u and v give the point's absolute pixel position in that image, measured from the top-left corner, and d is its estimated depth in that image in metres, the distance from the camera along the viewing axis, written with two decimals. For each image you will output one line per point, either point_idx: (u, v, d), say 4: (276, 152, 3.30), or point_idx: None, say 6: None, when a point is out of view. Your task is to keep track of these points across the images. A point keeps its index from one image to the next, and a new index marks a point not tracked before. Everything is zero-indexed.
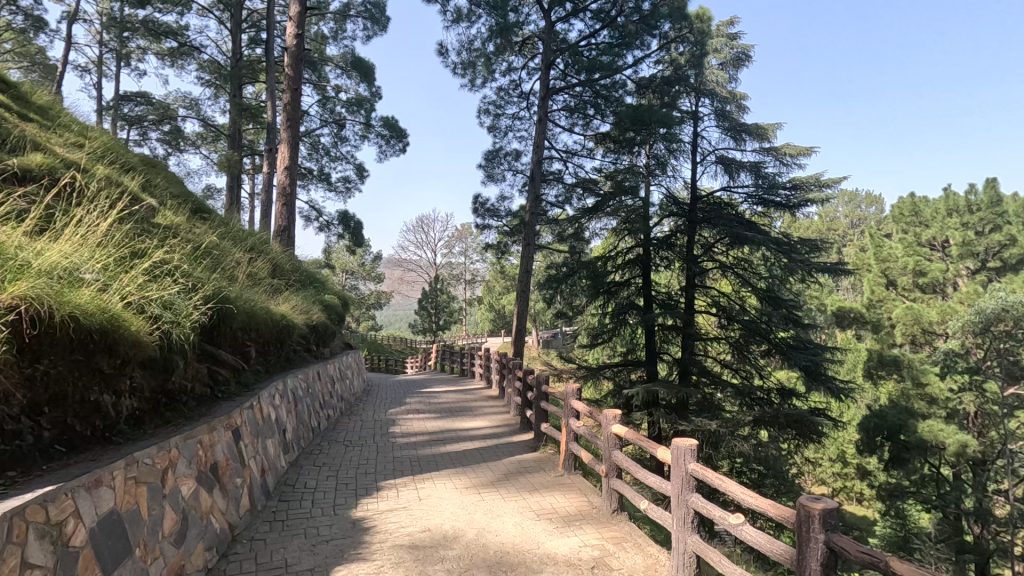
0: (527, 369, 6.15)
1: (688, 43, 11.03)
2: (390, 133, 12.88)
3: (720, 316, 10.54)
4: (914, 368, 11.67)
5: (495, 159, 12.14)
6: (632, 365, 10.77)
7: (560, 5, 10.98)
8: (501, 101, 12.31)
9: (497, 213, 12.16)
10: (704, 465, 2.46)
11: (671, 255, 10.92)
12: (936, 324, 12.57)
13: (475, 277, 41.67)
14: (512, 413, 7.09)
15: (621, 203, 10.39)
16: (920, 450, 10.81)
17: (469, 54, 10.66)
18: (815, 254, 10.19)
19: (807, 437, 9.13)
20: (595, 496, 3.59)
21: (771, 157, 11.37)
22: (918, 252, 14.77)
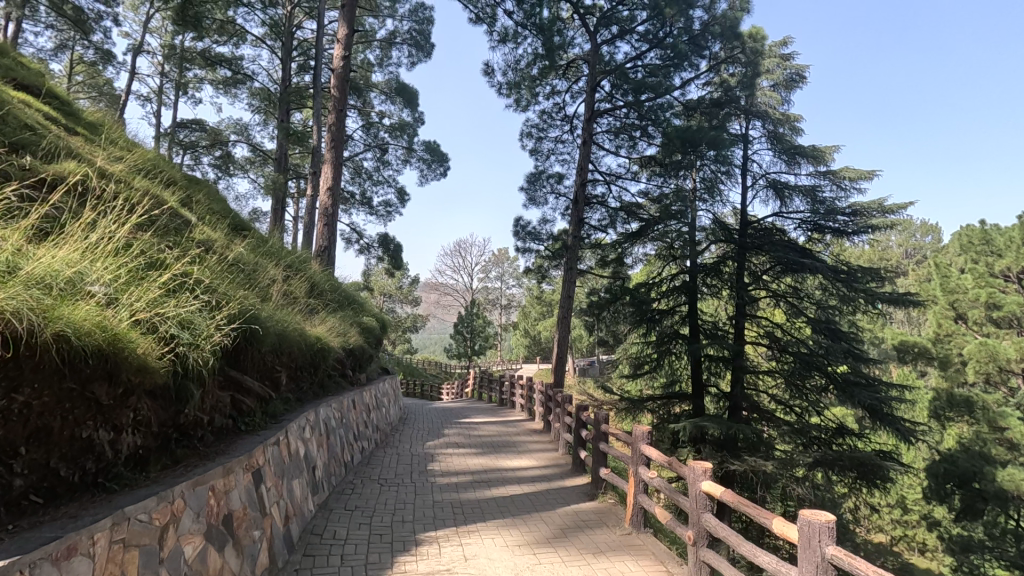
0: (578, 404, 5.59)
1: (739, 64, 10.42)
2: (432, 157, 12.70)
3: (772, 348, 9.69)
4: (989, 410, 10.50)
5: (538, 181, 11.75)
6: (676, 399, 10.00)
7: (606, 27, 10.65)
8: (543, 124, 12.00)
9: (539, 236, 11.73)
10: (847, 550, 1.94)
11: (720, 283, 10.19)
12: (1015, 362, 11.26)
13: (511, 303, 41.25)
14: (561, 452, 6.49)
15: (668, 228, 9.79)
16: (999, 502, 9.49)
17: (515, 75, 10.40)
18: (880, 284, 9.27)
19: (869, 480, 8.07)
20: (676, 566, 3.00)
21: (828, 181, 10.58)
22: (991, 284, 13.57)
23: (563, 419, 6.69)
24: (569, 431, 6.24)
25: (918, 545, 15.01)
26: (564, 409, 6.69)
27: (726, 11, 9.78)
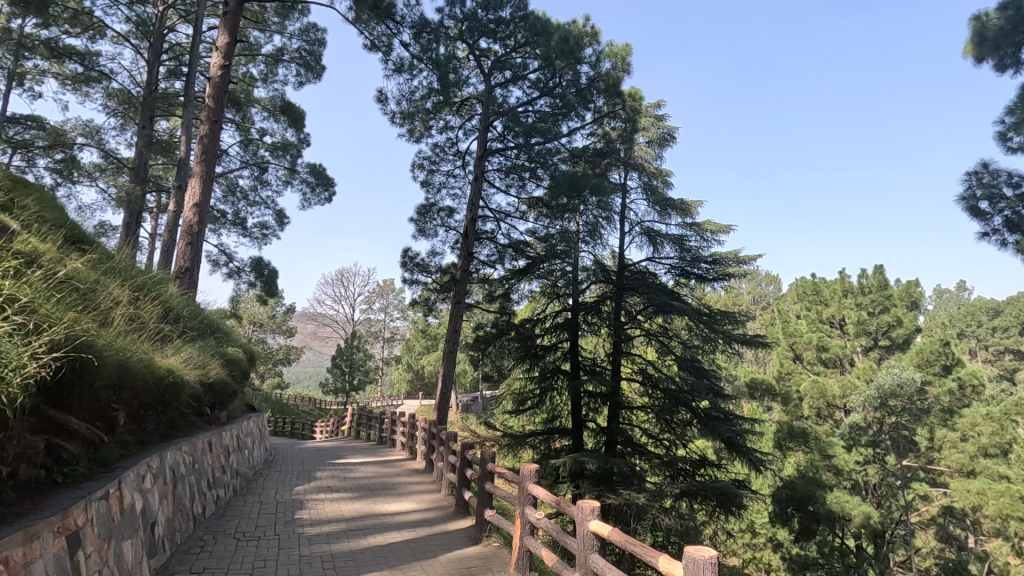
0: (464, 441, 5.43)
1: (620, 120, 11.22)
2: (316, 180, 12.08)
3: (645, 385, 10.24)
4: (820, 440, 11.91)
5: (427, 213, 11.62)
6: (556, 434, 10.14)
7: (500, 71, 11.00)
8: (435, 157, 11.98)
9: (426, 269, 11.52)
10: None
11: (599, 320, 10.67)
12: (839, 397, 13.02)
13: (394, 336, 39.95)
14: (445, 494, 6.22)
15: (552, 267, 10.09)
16: (829, 522, 10.73)
17: (409, 106, 10.31)
18: (735, 325, 10.23)
19: (727, 507, 8.61)
20: None
21: (693, 232, 11.67)
22: (821, 328, 15.62)
23: (446, 457, 6.44)
24: (452, 471, 6.02)
25: (764, 565, 16.37)
26: (448, 447, 6.45)
27: (609, 70, 10.54)
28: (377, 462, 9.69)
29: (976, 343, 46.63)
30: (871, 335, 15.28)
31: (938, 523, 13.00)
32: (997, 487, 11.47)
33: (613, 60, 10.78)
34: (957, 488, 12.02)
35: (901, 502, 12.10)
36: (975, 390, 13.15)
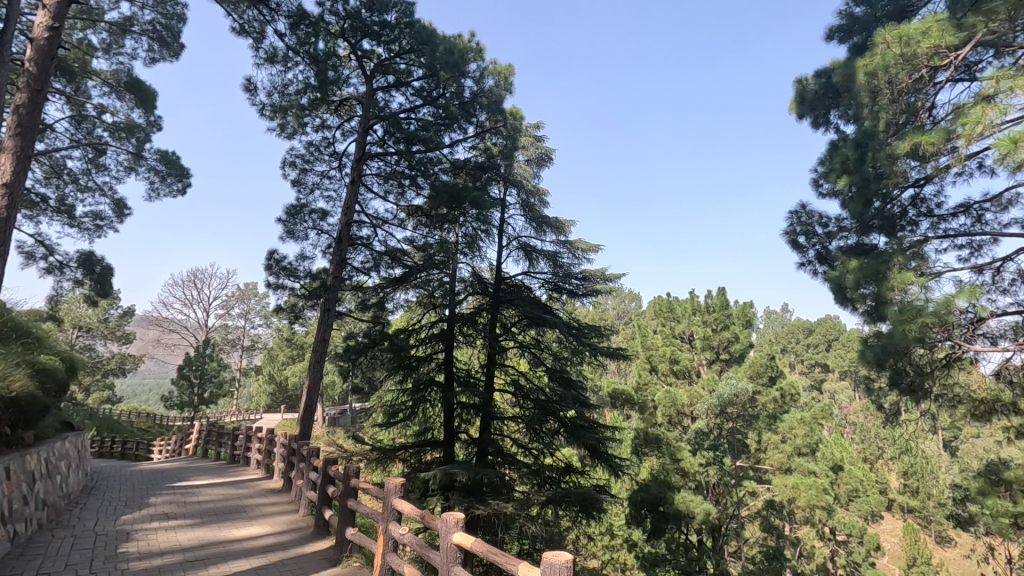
0: (326, 457, 5.13)
1: (501, 136, 11.50)
2: (168, 169, 10.81)
3: (516, 395, 10.47)
4: (671, 445, 13.04)
5: (297, 215, 10.91)
6: (428, 446, 9.97)
7: (382, 75, 10.74)
8: (309, 156, 11.33)
9: (294, 273, 10.79)
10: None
11: (474, 332, 10.74)
12: (687, 405, 14.38)
13: (255, 344, 36.83)
14: (303, 514, 5.81)
15: (430, 276, 9.97)
16: (676, 520, 11.74)
17: (281, 100, 9.66)
18: (600, 339, 10.88)
19: (588, 512, 9.03)
20: None
21: (566, 249, 12.25)
22: (674, 343, 17.20)
23: (306, 475, 6.03)
24: (313, 489, 5.64)
25: (620, 565, 17.44)
26: (308, 464, 6.05)
27: (492, 87, 10.76)
28: (227, 483, 8.80)
29: (795, 357, 54.34)
30: (714, 350, 17.14)
31: (762, 515, 14.81)
32: (807, 481, 13.39)
33: (496, 78, 11.05)
34: (778, 484, 13.81)
35: (734, 499, 13.59)
36: (792, 398, 15.19)
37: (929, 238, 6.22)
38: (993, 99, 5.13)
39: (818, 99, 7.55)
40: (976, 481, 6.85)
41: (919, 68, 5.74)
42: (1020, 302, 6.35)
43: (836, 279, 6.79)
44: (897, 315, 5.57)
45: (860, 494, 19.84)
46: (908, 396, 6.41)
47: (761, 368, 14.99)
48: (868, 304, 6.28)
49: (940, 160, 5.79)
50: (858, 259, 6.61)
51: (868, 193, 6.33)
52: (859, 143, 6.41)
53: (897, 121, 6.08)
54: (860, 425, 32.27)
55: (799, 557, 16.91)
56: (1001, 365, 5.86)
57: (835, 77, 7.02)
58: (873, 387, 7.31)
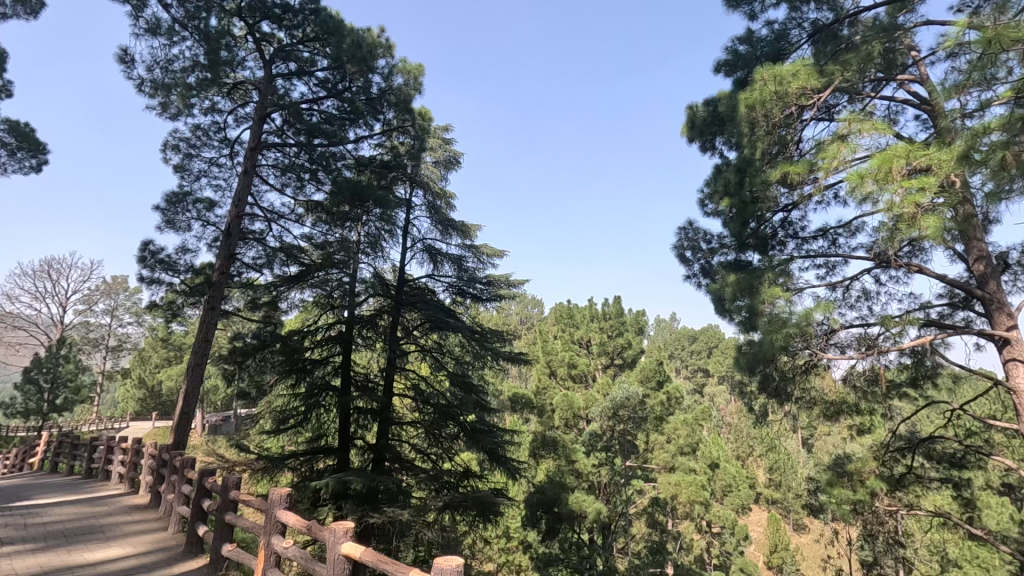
0: (203, 468, 4.72)
1: (408, 136, 11.30)
2: (18, 142, 9.41)
3: (415, 400, 10.29)
4: (566, 447, 13.48)
5: (179, 203, 9.97)
6: (320, 454, 9.50)
7: (283, 61, 10.14)
8: (196, 140, 10.42)
9: (174, 267, 9.83)
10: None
11: (374, 335, 10.42)
12: (582, 408, 14.95)
13: (123, 344, 33.07)
14: (173, 532, 5.29)
15: (328, 276, 9.51)
16: (569, 520, 12.14)
17: (164, 77, 8.80)
18: (502, 344, 11.01)
19: (485, 515, 9.06)
20: None
21: (471, 253, 12.28)
22: (572, 348, 17.82)
23: (177, 488, 5.50)
24: (185, 503, 5.16)
25: (516, 567, 17.70)
26: (181, 476, 5.53)
27: (400, 85, 10.54)
28: (82, 501, 7.79)
29: (681, 363, 58.49)
30: (609, 355, 17.99)
31: (647, 511, 15.71)
32: (688, 478, 14.44)
33: (405, 77, 10.86)
34: (663, 482, 14.75)
35: (624, 497, 14.31)
36: (677, 400, 16.32)
37: (794, 258, 6.96)
38: (847, 139, 5.86)
39: (706, 125, 8.21)
40: (826, 473, 7.76)
41: (789, 105, 6.42)
42: (863, 316, 7.30)
43: (717, 291, 7.41)
44: (766, 326, 6.17)
45: (732, 489, 21.73)
46: (774, 398, 7.12)
47: (651, 373, 15.95)
48: (742, 315, 6.90)
49: (804, 189, 6.51)
50: (735, 274, 7.26)
51: (746, 215, 6.97)
52: (738, 169, 7.07)
53: (771, 151, 6.75)
54: (734, 425, 35.37)
55: (679, 549, 18.17)
56: (847, 371, 6.67)
57: (721, 106, 7.66)
58: (746, 391, 8.04)
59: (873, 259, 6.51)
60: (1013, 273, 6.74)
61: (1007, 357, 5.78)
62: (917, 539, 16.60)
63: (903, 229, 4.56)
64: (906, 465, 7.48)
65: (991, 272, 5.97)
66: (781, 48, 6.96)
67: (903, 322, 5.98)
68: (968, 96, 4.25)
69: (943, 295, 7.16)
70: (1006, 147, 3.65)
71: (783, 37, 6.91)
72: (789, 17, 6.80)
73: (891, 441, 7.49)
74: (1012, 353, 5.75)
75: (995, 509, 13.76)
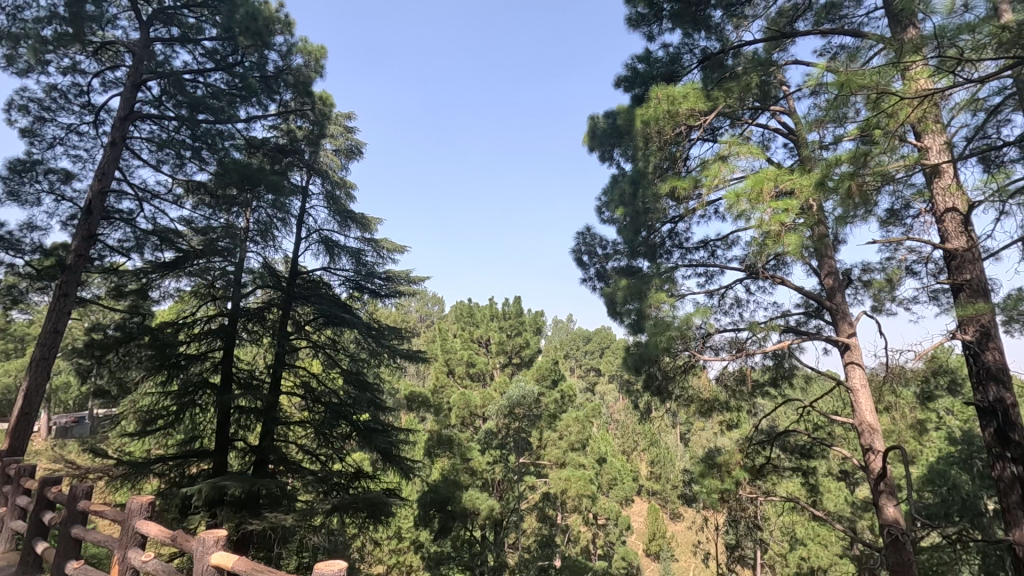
0: (45, 476, 4.13)
1: (307, 120, 10.69)
2: None
3: (305, 398, 9.75)
4: (461, 445, 13.49)
5: (27, 173, 8.66)
6: (194, 457, 8.71)
7: (163, 24, 9.15)
8: (51, 103, 9.11)
9: (16, 246, 8.53)
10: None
11: (261, 329, 9.72)
12: (479, 406, 15.03)
13: None
14: (4, 551, 4.58)
15: (208, 265, 8.64)
16: (461, 518, 12.14)
17: (12, 25, 7.60)
18: (400, 341, 10.77)
19: (376, 517, 8.81)
20: None
21: (371, 247, 11.89)
22: (471, 347, 17.85)
23: (11, 500, 4.77)
24: (21, 517, 4.48)
25: (406, 568, 17.40)
26: (16, 486, 4.79)
27: (300, 65, 9.94)
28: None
29: (575, 362, 60.89)
30: (507, 354, 18.25)
31: (538, 506, 16.13)
32: (577, 473, 15.05)
33: (305, 57, 10.27)
34: (554, 477, 15.25)
35: (516, 492, 14.59)
36: (570, 399, 16.93)
37: (678, 266, 7.50)
38: (727, 159, 6.42)
39: (606, 136, 8.60)
40: (698, 465, 8.44)
41: (679, 124, 6.90)
42: (735, 321, 8.04)
43: (610, 294, 7.78)
44: (652, 328, 6.60)
45: (617, 482, 22.98)
46: (656, 396, 7.62)
47: (546, 372, 16.41)
48: (631, 317, 7.32)
49: (689, 203, 7.03)
50: (626, 279, 7.67)
51: (638, 224, 7.41)
52: (633, 180, 7.49)
53: (662, 166, 7.23)
54: (621, 422, 37.46)
55: (566, 541, 18.89)
56: (720, 371, 7.31)
57: (620, 119, 8.06)
58: (632, 389, 8.51)
59: (745, 271, 7.19)
60: (855, 288, 7.75)
61: (847, 359, 6.65)
62: (771, 521, 18.64)
63: (769, 245, 5.07)
64: (765, 456, 8.35)
65: (837, 286, 6.83)
66: (674, 70, 7.46)
67: (767, 327, 6.66)
68: (825, 130, 4.82)
69: (800, 305, 8.07)
70: (852, 177, 4.19)
71: (676, 60, 7.40)
72: (683, 42, 7.28)
73: (753, 435, 8.32)
74: (851, 357, 6.63)
75: (833, 492, 15.81)
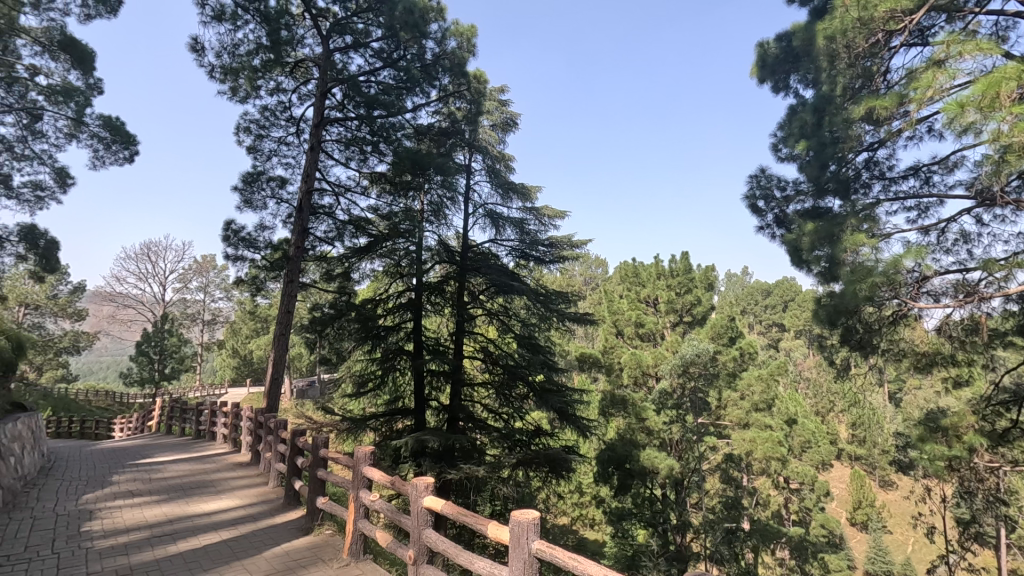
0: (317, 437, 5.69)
1: (465, 100, 11.03)
2: (112, 136, 9.15)
3: (485, 362, 10.41)
4: (636, 405, 13.45)
5: (256, 182, 8.79)
6: (398, 415, 9.60)
7: (340, 35, 9.41)
8: (265, 121, 9.09)
9: (255, 245, 8.65)
10: (543, 542, 3.00)
11: (442, 300, 10.48)
12: (651, 366, 14.80)
13: (216, 318, 35.33)
14: (284, 501, 6.36)
15: (394, 246, 9.33)
16: (641, 476, 12.13)
17: (229, 63, 7.74)
18: (567, 305, 10.91)
19: (557, 472, 9.10)
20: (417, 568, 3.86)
21: (532, 216, 12.15)
22: (639, 306, 17.47)
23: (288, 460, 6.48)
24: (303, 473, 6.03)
25: (589, 520, 18.22)
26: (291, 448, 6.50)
27: (454, 49, 10.00)
28: (204, 470, 8.60)
29: (754, 318, 56.45)
30: (677, 312, 17.52)
31: (721, 468, 15.19)
32: (763, 435, 14.15)
33: (457, 39, 10.21)
34: (737, 438, 14.56)
35: (698, 454, 14.00)
36: (751, 356, 15.79)
37: (880, 201, 6.40)
38: (944, 63, 5.26)
39: (779, 63, 7.60)
40: (916, 428, 7.25)
41: (874, 32, 5.83)
42: (962, 259, 6.67)
43: (794, 241, 6.99)
44: (849, 276, 5.76)
45: (812, 445, 21.01)
46: (857, 351, 6.66)
47: (722, 329, 15.43)
48: (822, 265, 6.44)
49: (892, 125, 5.93)
50: (813, 222, 6.77)
51: (825, 156, 6.42)
52: (817, 108, 6.54)
53: (853, 86, 6.18)
54: (813, 380, 33.90)
55: (755, 504, 17.82)
56: (942, 320, 6.16)
57: (796, 40, 7.05)
58: (825, 343, 7.55)
59: (975, 197, 5.88)
60: None
61: None
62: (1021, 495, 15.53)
63: (1011, 161, 4.05)
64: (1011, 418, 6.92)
65: None
66: None
67: (1010, 264, 5.39)
68: None
69: None
70: None
71: None
72: None
73: (993, 393, 6.92)
74: None
75: None
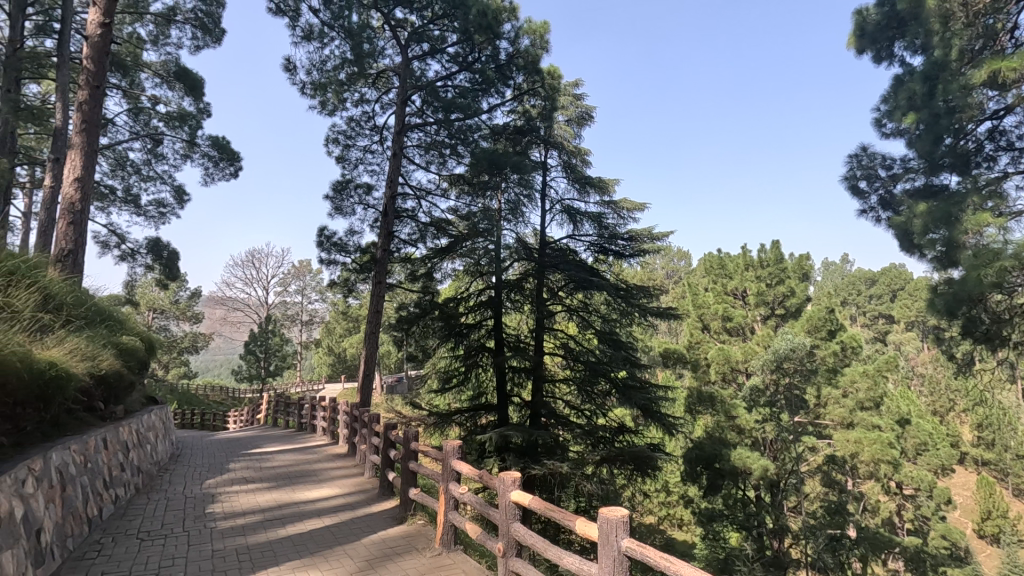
0: (408, 431, 5.95)
1: (539, 97, 11.02)
2: (220, 155, 10.06)
3: (566, 358, 10.38)
4: (725, 402, 12.89)
5: (345, 190, 9.32)
6: (482, 410, 9.81)
7: (418, 43, 9.76)
8: (351, 131, 9.60)
9: (345, 248, 9.16)
10: (632, 540, 2.96)
11: (522, 298, 10.56)
12: (741, 362, 14.10)
13: (313, 319, 37.83)
14: (379, 491, 6.70)
15: (474, 245, 9.50)
16: (732, 477, 11.59)
17: (319, 79, 8.26)
18: (649, 299, 10.62)
19: (643, 470, 8.89)
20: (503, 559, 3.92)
21: (611, 209, 11.95)
22: (726, 299, 16.70)
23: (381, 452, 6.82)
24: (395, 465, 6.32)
25: (677, 520, 17.67)
26: (384, 442, 6.83)
27: (528, 47, 10.05)
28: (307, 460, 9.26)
29: (857, 309, 52.12)
30: (769, 305, 16.54)
31: (823, 470, 13.87)
32: (871, 436, 13.05)
33: (531, 37, 10.24)
34: (839, 439, 13.52)
35: (795, 455, 13.17)
36: (854, 350, 14.60)
37: (1008, 175, 5.70)
38: None
39: (881, 30, 6.97)
40: None
41: None
42: None
43: (903, 224, 6.38)
44: (971, 259, 5.16)
45: (929, 448, 19.09)
46: (984, 344, 5.95)
47: (819, 322, 14.38)
48: (938, 249, 5.83)
49: (1022, 88, 5.24)
50: (926, 203, 6.14)
51: (939, 129, 5.80)
52: (928, 76, 5.94)
53: (973, 47, 5.55)
54: (929, 377, 30.78)
55: (862, 510, 16.46)
56: None
57: (901, 4, 6.43)
58: (943, 336, 6.82)
59: None
60: None
61: None
62: None
63: None
64: None
65: None
66: None
67: None
68: None
69: None
70: None
71: None
72: None
73: None
74: None
75: None
